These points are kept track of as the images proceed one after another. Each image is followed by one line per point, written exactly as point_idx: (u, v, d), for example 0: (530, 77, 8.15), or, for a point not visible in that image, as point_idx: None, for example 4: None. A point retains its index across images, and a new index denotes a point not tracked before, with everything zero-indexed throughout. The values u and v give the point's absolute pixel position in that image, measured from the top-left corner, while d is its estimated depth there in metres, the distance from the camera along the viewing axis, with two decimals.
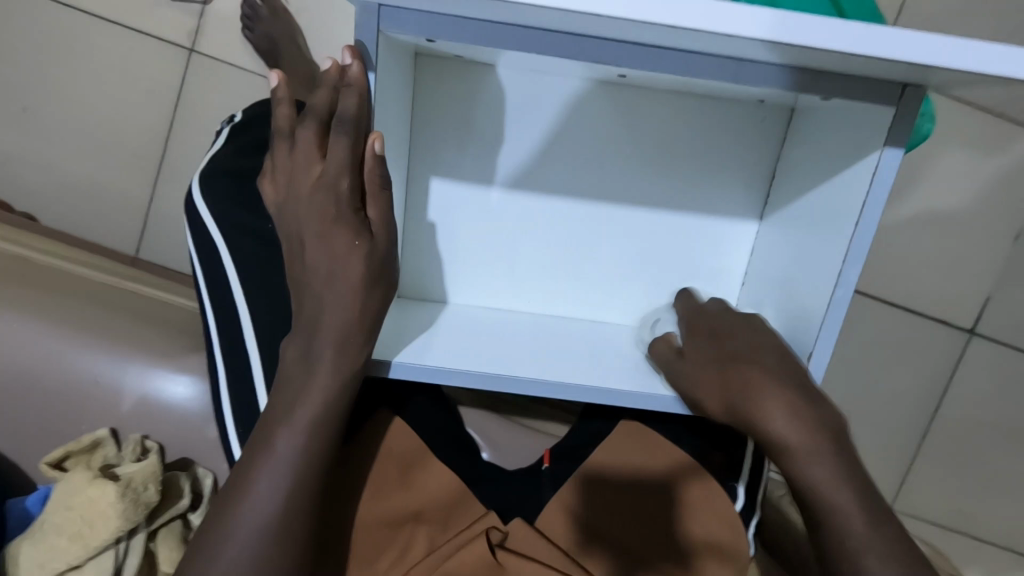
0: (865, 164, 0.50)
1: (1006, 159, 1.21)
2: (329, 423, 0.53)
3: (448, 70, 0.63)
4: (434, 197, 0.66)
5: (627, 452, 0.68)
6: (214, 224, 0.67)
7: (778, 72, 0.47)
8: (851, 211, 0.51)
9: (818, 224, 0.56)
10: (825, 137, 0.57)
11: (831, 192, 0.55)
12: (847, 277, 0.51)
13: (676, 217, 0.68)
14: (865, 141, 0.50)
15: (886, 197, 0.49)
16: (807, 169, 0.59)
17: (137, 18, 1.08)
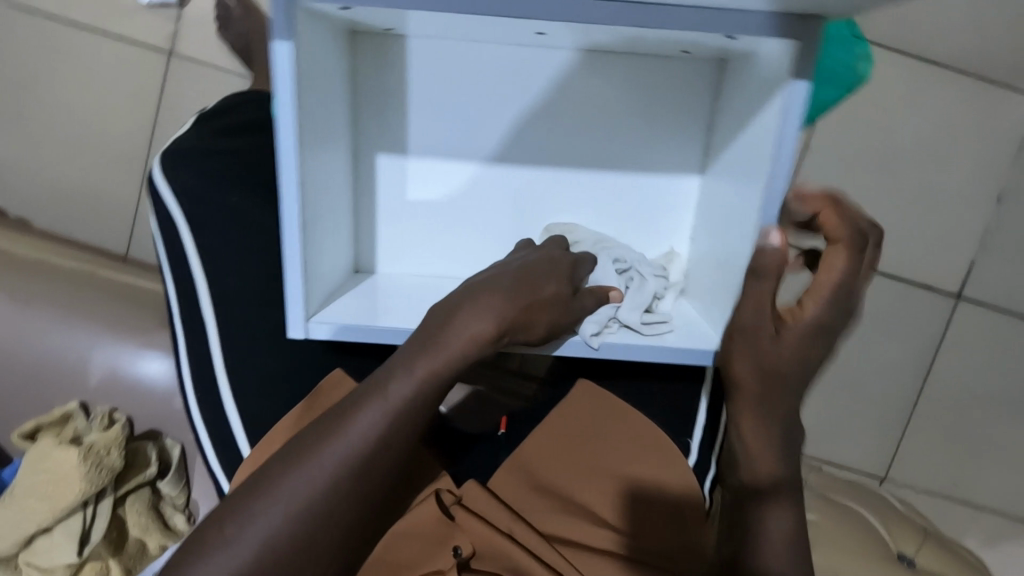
0: (777, 103, 0.50)
1: (997, 115, 1.15)
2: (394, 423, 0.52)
3: (384, 44, 0.63)
4: (380, 172, 0.68)
5: (587, 412, 0.68)
6: (174, 202, 0.69)
7: (681, 10, 0.48)
8: (767, 152, 0.51)
9: (744, 169, 0.56)
10: (749, 89, 0.57)
11: (750, 136, 0.55)
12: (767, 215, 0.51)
13: (617, 178, 0.68)
14: (776, 81, 0.51)
15: (797, 132, 0.49)
16: (736, 116, 0.59)
17: (117, 23, 1.11)
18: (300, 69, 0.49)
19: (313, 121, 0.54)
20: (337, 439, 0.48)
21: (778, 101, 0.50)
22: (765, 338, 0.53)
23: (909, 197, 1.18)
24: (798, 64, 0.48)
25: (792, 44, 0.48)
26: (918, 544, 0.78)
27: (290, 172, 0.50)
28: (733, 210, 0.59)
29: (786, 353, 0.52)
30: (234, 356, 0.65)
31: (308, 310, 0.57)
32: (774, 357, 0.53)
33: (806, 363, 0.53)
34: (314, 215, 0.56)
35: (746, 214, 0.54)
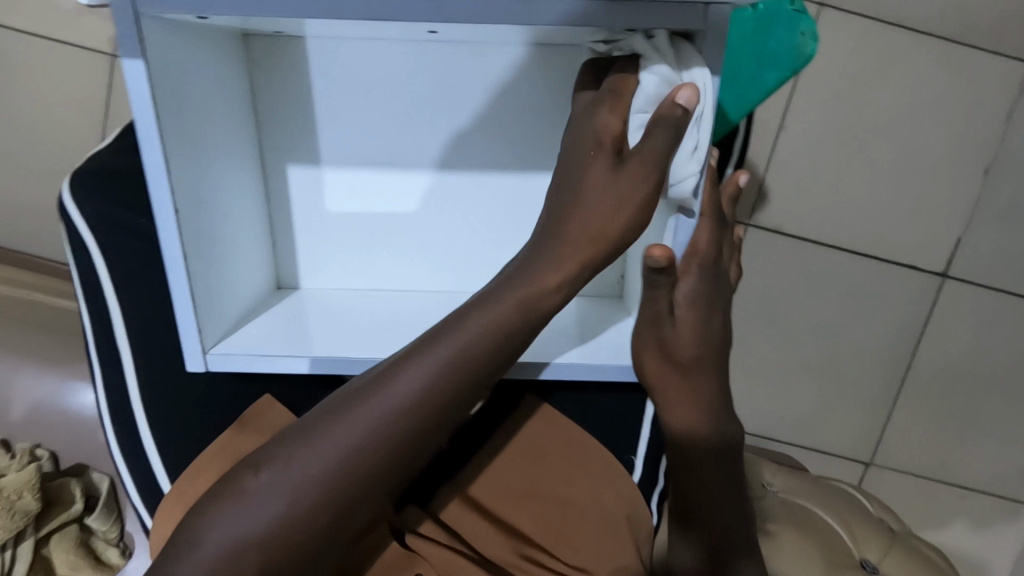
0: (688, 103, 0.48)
1: (983, 78, 1.07)
2: (394, 438, 0.47)
3: (281, 46, 0.59)
4: (296, 187, 0.64)
5: (536, 435, 0.64)
6: (79, 217, 0.63)
7: (569, 10, 0.44)
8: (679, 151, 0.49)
9: None
10: None
11: None
12: None
13: (542, 179, 0.64)
14: (687, 77, 0.48)
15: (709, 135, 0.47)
16: None
17: (50, 26, 1.07)
18: (163, 89, 0.47)
19: (193, 139, 0.51)
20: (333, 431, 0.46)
21: (690, 100, 0.47)
22: (665, 327, 0.52)
23: (884, 173, 1.11)
24: (704, 62, 0.45)
25: (698, 37, 0.45)
26: (882, 551, 0.75)
27: (165, 198, 0.48)
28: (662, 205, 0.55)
29: (683, 344, 0.52)
30: (153, 390, 0.62)
31: (209, 342, 0.55)
32: (677, 348, 0.52)
33: (705, 340, 0.53)
34: (208, 240, 0.54)
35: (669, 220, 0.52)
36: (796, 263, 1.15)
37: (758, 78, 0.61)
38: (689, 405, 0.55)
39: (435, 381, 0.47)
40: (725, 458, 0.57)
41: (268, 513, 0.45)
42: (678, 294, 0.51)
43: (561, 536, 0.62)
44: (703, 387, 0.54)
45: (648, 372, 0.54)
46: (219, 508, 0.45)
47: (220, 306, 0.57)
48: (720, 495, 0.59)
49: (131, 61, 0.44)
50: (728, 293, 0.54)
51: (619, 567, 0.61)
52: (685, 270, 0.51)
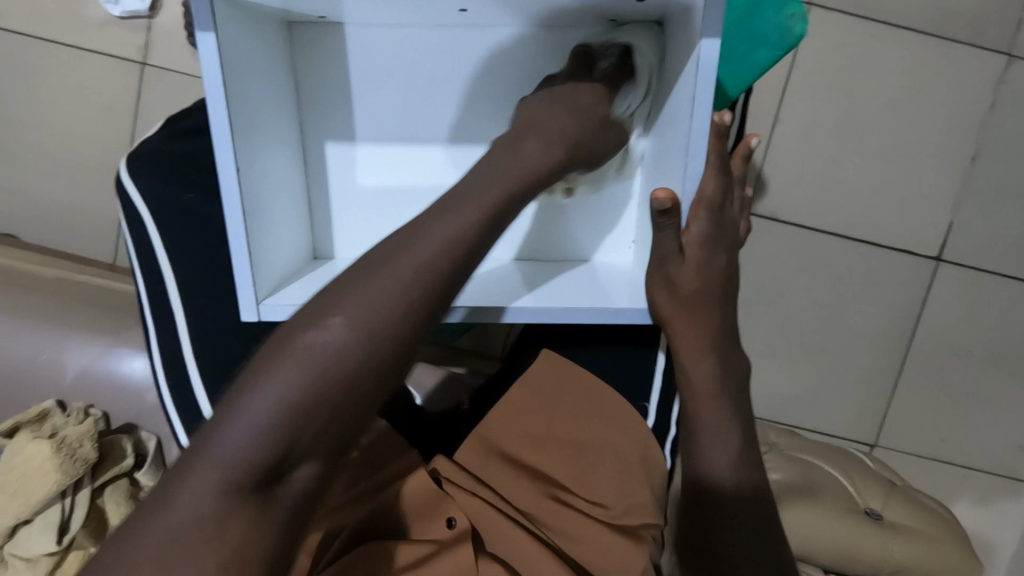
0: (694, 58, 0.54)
1: (963, 72, 1.14)
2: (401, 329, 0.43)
3: (322, 32, 0.65)
4: (331, 160, 0.70)
5: (550, 384, 0.69)
6: (139, 196, 0.70)
7: None
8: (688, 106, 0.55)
9: (675, 127, 0.59)
10: (677, 47, 0.59)
11: (679, 92, 0.58)
12: (692, 171, 0.55)
13: None
14: (692, 38, 0.55)
15: (711, 86, 0.53)
16: (669, 79, 0.62)
17: (89, 38, 1.18)
18: (228, 58, 0.52)
19: (248, 109, 0.57)
20: (353, 296, 0.43)
21: (694, 57, 0.54)
22: (673, 265, 0.58)
23: (875, 161, 1.17)
24: (707, 20, 0.51)
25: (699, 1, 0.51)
26: (884, 498, 0.79)
27: (228, 158, 0.53)
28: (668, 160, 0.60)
29: (688, 280, 0.58)
30: (203, 346, 0.67)
31: (261, 293, 0.59)
32: (683, 285, 0.58)
33: (711, 279, 0.59)
34: (259, 200, 0.59)
35: (676, 170, 0.58)
36: (795, 247, 1.20)
37: (750, 54, 0.66)
38: (695, 342, 0.60)
39: (437, 250, 0.46)
40: (727, 400, 0.61)
41: (291, 391, 0.39)
42: (686, 236, 0.57)
43: (577, 477, 0.66)
44: (705, 325, 0.60)
45: (656, 307, 0.59)
46: (238, 391, 0.39)
47: (267, 263, 0.61)
48: (730, 444, 0.61)
49: (199, 31, 0.49)
50: (733, 235, 0.59)
51: (636, 503, 0.65)
52: (693, 217, 0.56)
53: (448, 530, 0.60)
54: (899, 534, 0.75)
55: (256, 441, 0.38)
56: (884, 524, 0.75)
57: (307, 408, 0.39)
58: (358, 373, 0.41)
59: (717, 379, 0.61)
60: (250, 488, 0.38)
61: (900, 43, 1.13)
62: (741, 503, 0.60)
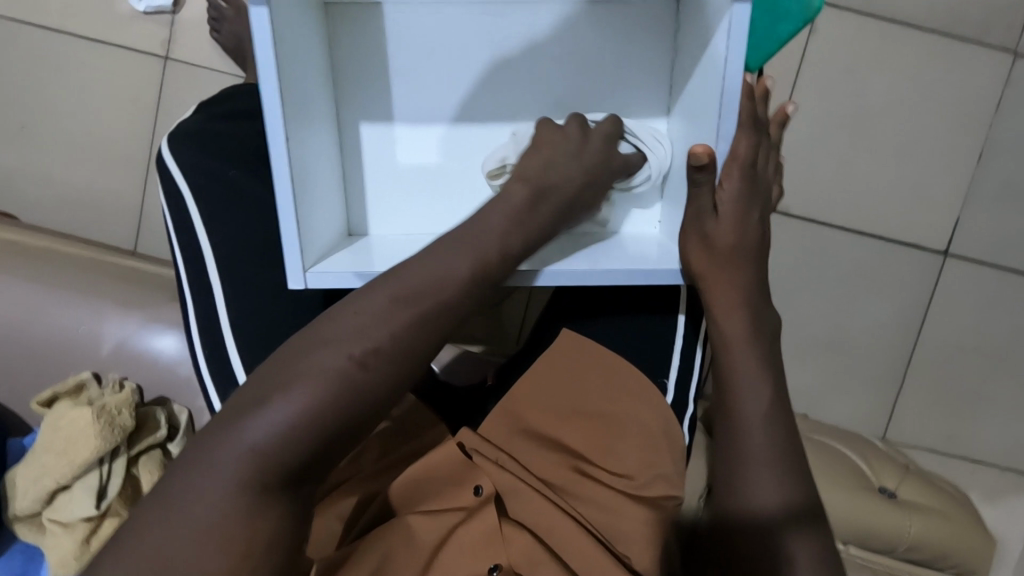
0: (721, 31, 0.57)
1: (970, 69, 1.16)
2: (402, 353, 0.52)
3: (360, 14, 0.69)
4: (366, 141, 0.72)
5: (571, 364, 0.71)
6: (182, 176, 0.72)
7: None
8: (718, 74, 0.58)
9: (704, 94, 0.62)
10: (702, 25, 0.62)
11: (705, 66, 0.61)
12: (724, 135, 0.58)
13: None
14: (719, 14, 0.57)
15: (743, 56, 0.55)
16: (693, 57, 0.65)
17: (114, 33, 1.21)
18: (279, 35, 0.55)
19: (296, 86, 0.59)
20: (342, 334, 0.51)
21: (723, 28, 0.56)
22: (708, 221, 0.62)
23: (884, 156, 1.19)
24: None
25: None
26: (899, 479, 0.80)
27: (279, 129, 0.55)
28: (693, 138, 0.65)
29: (723, 237, 0.62)
30: (243, 317, 0.68)
31: (307, 262, 0.61)
32: (717, 241, 0.62)
33: (742, 233, 0.63)
34: (305, 174, 0.61)
35: (706, 137, 0.61)
36: (805, 240, 1.22)
37: (773, 33, 0.68)
38: (729, 294, 0.63)
39: (415, 291, 0.53)
40: (759, 349, 0.63)
41: (301, 402, 0.48)
42: (720, 193, 0.61)
43: (602, 449, 0.68)
44: (737, 276, 0.63)
45: (695, 265, 0.62)
46: (248, 409, 0.48)
47: (312, 234, 0.63)
48: (765, 390, 0.62)
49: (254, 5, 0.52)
50: (765, 194, 0.64)
51: (658, 474, 0.67)
52: (726, 173, 0.60)
53: (477, 497, 0.65)
54: (912, 510, 0.77)
55: (274, 441, 0.47)
56: (898, 501, 0.77)
57: (301, 433, 0.47)
58: (342, 405, 0.49)
59: (749, 328, 0.63)
60: (271, 487, 0.46)
61: (908, 40, 1.15)
62: (771, 447, 0.61)
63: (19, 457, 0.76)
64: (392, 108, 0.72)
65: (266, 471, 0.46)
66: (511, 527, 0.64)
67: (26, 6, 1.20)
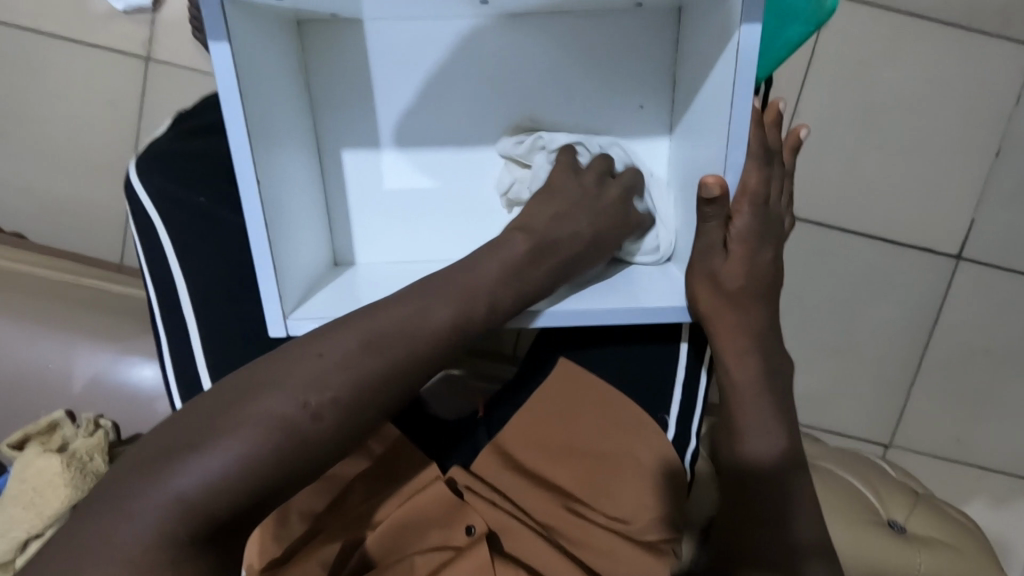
0: (730, 48, 0.52)
1: (988, 64, 1.10)
2: (365, 401, 0.48)
3: (336, 32, 0.64)
4: (347, 165, 0.68)
5: (569, 397, 0.67)
6: (152, 204, 0.68)
7: None
8: (726, 95, 0.53)
9: (710, 112, 0.57)
10: (706, 36, 0.57)
11: (711, 85, 0.56)
12: (733, 161, 0.53)
13: None
14: (727, 29, 0.52)
15: (754, 75, 0.51)
16: (697, 69, 0.60)
17: (92, 34, 1.16)
18: (242, 64, 0.51)
19: (265, 118, 0.55)
20: (301, 372, 0.47)
21: (731, 46, 0.51)
22: (717, 259, 0.57)
23: (896, 157, 1.14)
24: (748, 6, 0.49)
25: None
26: (909, 509, 0.77)
27: (247, 169, 0.51)
28: (697, 166, 0.60)
29: (734, 275, 0.57)
30: (217, 354, 0.65)
31: (286, 307, 0.57)
32: (727, 282, 0.58)
33: (752, 271, 0.58)
34: (280, 210, 0.57)
35: (711, 162, 0.56)
36: (812, 246, 1.18)
37: (776, 37, 0.64)
38: (739, 336, 0.60)
39: (384, 335, 0.50)
40: (768, 396, 0.61)
41: (242, 446, 0.44)
42: (730, 227, 0.57)
43: (600, 490, 0.65)
44: (748, 318, 0.59)
45: (706, 306, 0.58)
46: (186, 447, 0.44)
47: (291, 274, 0.59)
48: (770, 442, 0.61)
49: (210, 37, 0.48)
50: (777, 231, 0.60)
51: (656, 518, 0.64)
52: (736, 209, 0.56)
53: (467, 537, 0.61)
54: (924, 545, 0.73)
55: (204, 483, 0.43)
56: (910, 537, 0.74)
57: (237, 480, 0.43)
58: (289, 454, 0.45)
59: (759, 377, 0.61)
60: (191, 538, 0.42)
61: (923, 34, 1.10)
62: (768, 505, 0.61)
63: None
64: (374, 130, 0.67)
65: (194, 518, 0.42)
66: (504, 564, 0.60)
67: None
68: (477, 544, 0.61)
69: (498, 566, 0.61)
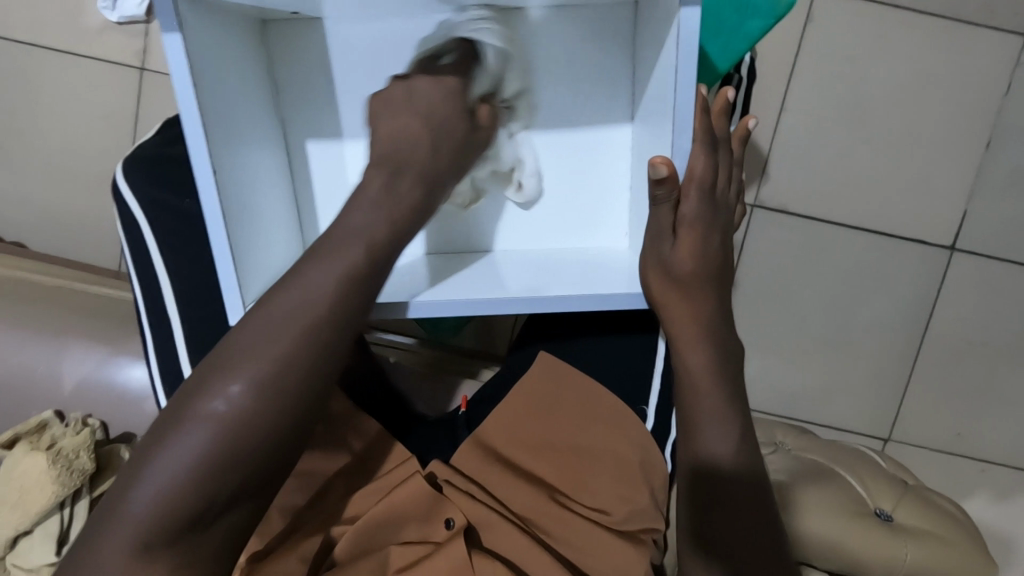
0: (673, 34, 0.53)
1: (975, 54, 1.10)
2: (302, 373, 0.49)
3: (299, 27, 0.65)
4: (314, 158, 0.69)
5: (546, 389, 0.68)
6: (135, 204, 0.69)
7: None
8: (670, 84, 0.54)
9: (658, 103, 0.58)
10: (658, 25, 0.58)
11: (659, 75, 0.58)
12: (680, 147, 0.55)
13: (550, 137, 0.70)
14: (670, 16, 0.53)
15: (695, 62, 0.52)
16: (651, 58, 0.61)
17: (87, 46, 1.18)
18: (198, 59, 0.52)
19: (226, 111, 0.56)
20: (228, 362, 0.48)
21: (674, 30, 0.52)
22: (665, 246, 0.58)
23: (885, 149, 1.14)
24: None
25: None
26: (895, 501, 0.76)
27: (204, 161, 0.52)
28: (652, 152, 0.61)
29: (683, 260, 0.57)
30: (200, 349, 0.66)
31: (247, 296, 0.57)
32: (677, 267, 0.58)
33: (703, 256, 0.58)
34: (244, 201, 0.58)
35: (663, 149, 0.57)
36: (800, 240, 1.17)
37: (743, 30, 0.65)
38: (688, 322, 0.59)
39: (296, 306, 0.49)
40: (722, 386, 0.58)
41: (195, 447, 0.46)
42: (680, 212, 0.57)
43: (578, 481, 0.66)
44: (700, 305, 0.59)
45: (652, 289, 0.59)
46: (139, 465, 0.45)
47: (256, 265, 0.60)
48: (723, 439, 0.58)
49: (165, 31, 0.48)
50: (725, 220, 0.59)
51: (636, 509, 0.63)
52: (686, 193, 0.56)
53: (447, 530, 0.62)
54: (909, 533, 0.73)
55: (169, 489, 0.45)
56: (895, 525, 0.73)
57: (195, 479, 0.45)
58: (242, 442, 0.47)
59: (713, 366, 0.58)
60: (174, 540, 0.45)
61: (908, 26, 1.10)
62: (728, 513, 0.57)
63: None
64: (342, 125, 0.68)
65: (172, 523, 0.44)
66: (481, 556, 0.60)
67: None
68: (456, 537, 0.61)
69: (475, 561, 0.60)
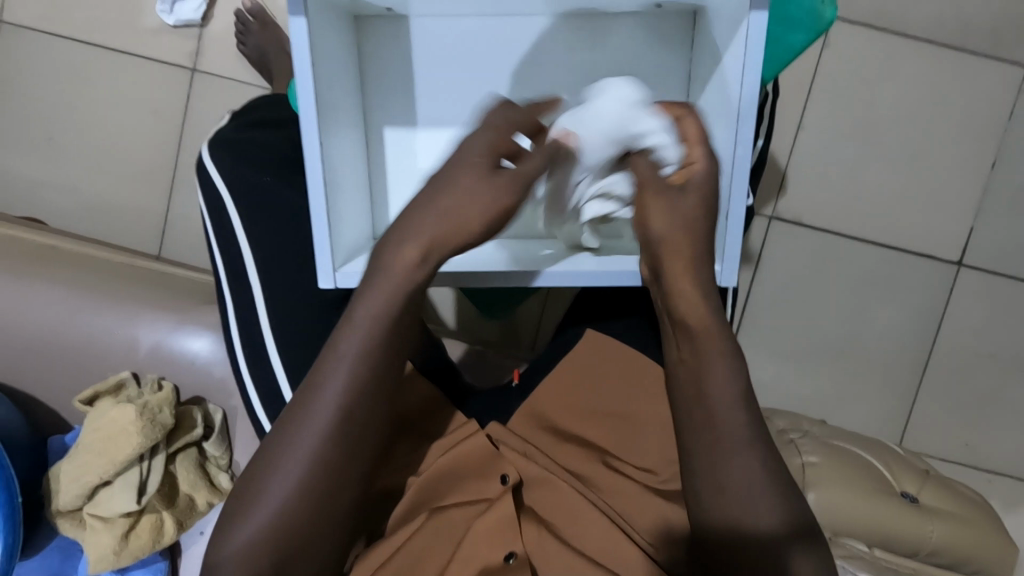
0: (741, 33, 0.58)
1: (979, 81, 1.18)
2: (349, 420, 0.55)
3: (387, 24, 0.71)
4: (389, 144, 0.75)
5: (594, 361, 0.73)
6: (221, 180, 0.75)
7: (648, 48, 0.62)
8: (737, 81, 0.59)
9: (722, 98, 0.63)
10: (719, 30, 0.64)
11: (721, 73, 0.63)
12: (744, 135, 0.58)
13: None
14: (737, 18, 0.59)
15: (760, 58, 0.57)
16: (709, 61, 0.67)
17: (143, 47, 1.25)
18: (313, 41, 0.58)
19: (328, 93, 0.62)
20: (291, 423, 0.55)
21: (742, 30, 0.58)
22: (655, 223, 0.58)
23: (896, 167, 1.21)
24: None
25: None
26: (919, 485, 0.80)
27: (312, 132, 0.58)
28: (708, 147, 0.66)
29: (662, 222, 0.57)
30: (280, 314, 0.70)
31: (337, 261, 0.62)
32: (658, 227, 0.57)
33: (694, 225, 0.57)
34: (336, 174, 0.63)
35: (724, 141, 0.62)
36: (815, 251, 1.23)
37: (785, 41, 0.72)
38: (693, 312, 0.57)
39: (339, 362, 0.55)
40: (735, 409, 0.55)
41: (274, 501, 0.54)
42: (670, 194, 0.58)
43: (630, 443, 0.70)
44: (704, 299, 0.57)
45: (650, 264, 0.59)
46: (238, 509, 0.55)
47: (342, 235, 0.65)
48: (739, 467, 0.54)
49: (291, 13, 0.55)
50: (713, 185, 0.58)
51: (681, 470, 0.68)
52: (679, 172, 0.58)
53: (502, 486, 0.66)
54: (933, 515, 0.77)
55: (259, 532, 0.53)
56: (920, 507, 0.77)
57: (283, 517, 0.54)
58: (319, 482, 0.55)
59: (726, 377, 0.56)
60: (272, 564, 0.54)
61: (918, 53, 1.18)
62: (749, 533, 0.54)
63: (62, 454, 0.79)
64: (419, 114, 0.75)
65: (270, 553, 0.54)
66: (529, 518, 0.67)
67: (60, 22, 1.24)
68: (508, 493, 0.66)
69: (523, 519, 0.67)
